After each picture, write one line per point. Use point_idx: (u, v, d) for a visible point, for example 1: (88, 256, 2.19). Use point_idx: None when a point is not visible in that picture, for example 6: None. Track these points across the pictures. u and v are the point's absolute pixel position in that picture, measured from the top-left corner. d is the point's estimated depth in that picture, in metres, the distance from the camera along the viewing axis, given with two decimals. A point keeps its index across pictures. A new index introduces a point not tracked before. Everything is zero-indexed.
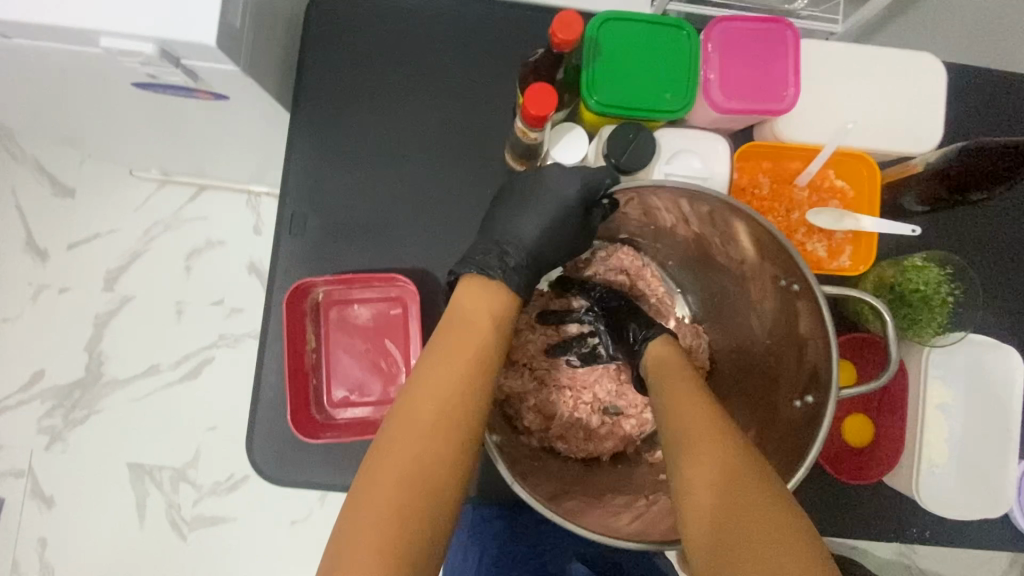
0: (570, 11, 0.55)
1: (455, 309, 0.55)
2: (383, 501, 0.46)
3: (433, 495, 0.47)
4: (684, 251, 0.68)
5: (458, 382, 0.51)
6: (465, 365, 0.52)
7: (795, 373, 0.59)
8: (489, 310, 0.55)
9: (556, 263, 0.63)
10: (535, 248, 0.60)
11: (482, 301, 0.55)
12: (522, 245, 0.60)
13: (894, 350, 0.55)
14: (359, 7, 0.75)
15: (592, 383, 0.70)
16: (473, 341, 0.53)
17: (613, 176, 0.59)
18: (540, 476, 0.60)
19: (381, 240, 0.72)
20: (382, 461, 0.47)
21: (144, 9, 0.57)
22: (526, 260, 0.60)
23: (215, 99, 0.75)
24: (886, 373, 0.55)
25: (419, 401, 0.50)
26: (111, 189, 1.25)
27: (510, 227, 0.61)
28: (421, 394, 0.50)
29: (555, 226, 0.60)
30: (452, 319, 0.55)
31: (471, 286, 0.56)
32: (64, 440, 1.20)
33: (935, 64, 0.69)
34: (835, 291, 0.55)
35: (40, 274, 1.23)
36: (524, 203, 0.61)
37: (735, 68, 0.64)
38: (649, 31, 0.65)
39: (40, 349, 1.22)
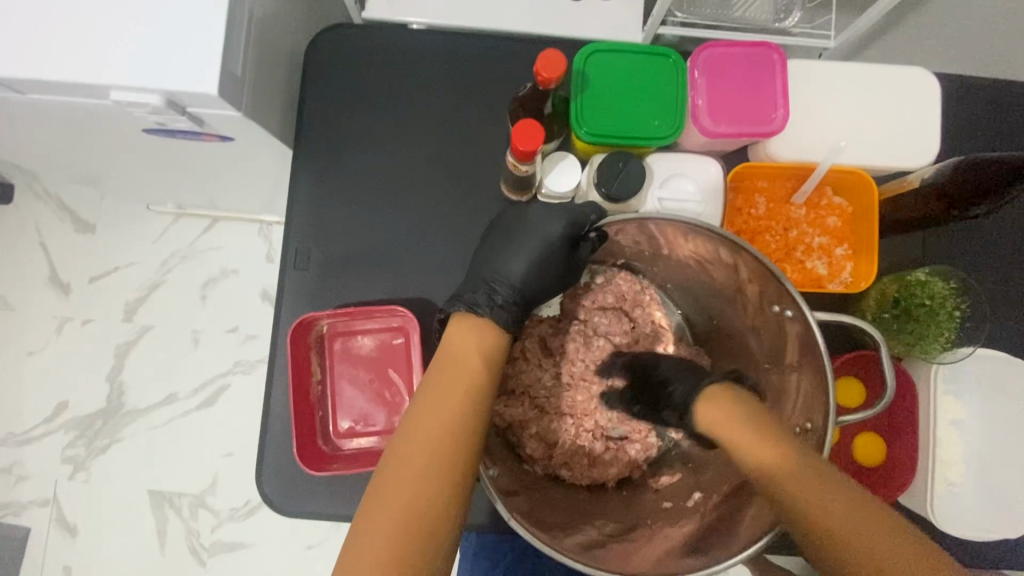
0: (553, 49, 0.56)
1: (446, 348, 0.56)
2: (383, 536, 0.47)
3: (426, 539, 0.47)
4: (682, 273, 0.67)
5: (455, 421, 0.51)
6: (460, 401, 0.52)
7: (794, 400, 0.59)
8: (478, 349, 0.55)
9: (545, 296, 0.64)
10: (525, 285, 0.61)
11: (472, 339, 0.56)
12: (510, 282, 0.61)
13: (890, 372, 0.55)
14: (357, 45, 0.77)
15: (593, 410, 0.69)
16: (463, 377, 0.53)
17: (597, 211, 0.62)
18: (538, 508, 0.59)
19: (382, 271, 0.74)
20: (379, 506, 0.48)
21: (154, 64, 0.61)
22: (516, 296, 0.61)
23: (221, 140, 0.78)
24: (885, 399, 0.54)
25: (414, 436, 0.51)
26: (129, 225, 1.29)
27: (501, 264, 0.62)
28: (416, 429, 0.51)
29: (546, 263, 0.61)
30: (444, 359, 0.55)
31: (460, 325, 0.57)
32: (88, 469, 1.23)
33: (929, 77, 0.69)
34: (828, 317, 0.55)
35: (64, 307, 1.27)
36: (512, 241, 0.63)
37: (722, 93, 0.65)
38: (636, 61, 0.66)
39: (64, 381, 1.26)
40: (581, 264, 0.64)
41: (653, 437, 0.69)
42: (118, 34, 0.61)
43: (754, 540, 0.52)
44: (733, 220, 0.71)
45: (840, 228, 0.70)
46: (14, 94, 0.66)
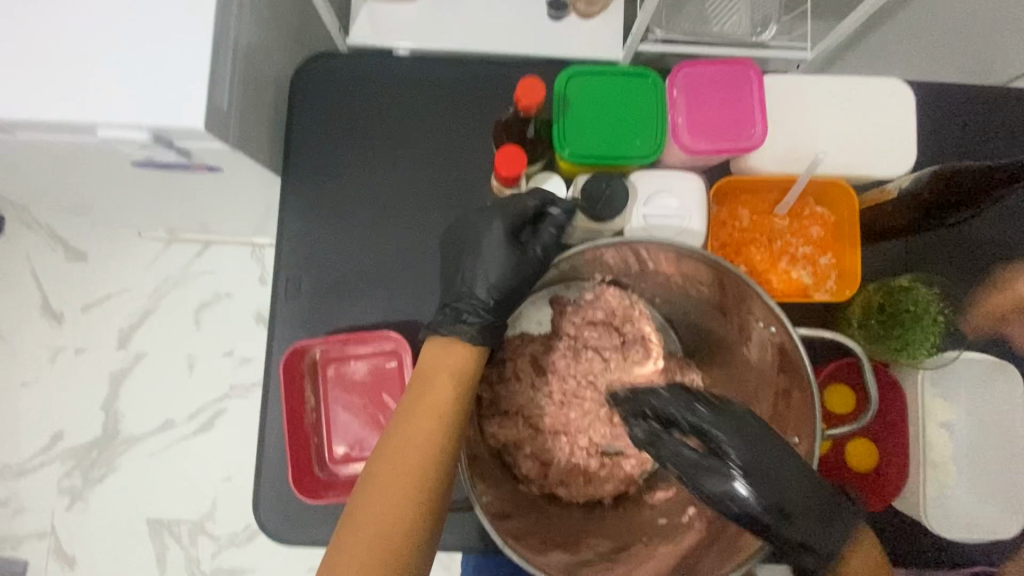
0: (531, 77, 0.57)
1: (421, 369, 0.59)
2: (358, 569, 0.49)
3: (396, 555, 0.51)
4: (669, 290, 0.68)
5: (425, 440, 0.55)
6: (430, 422, 0.55)
7: (783, 415, 0.60)
8: (451, 373, 0.58)
9: (523, 281, 0.63)
10: (490, 293, 0.62)
11: (442, 359, 0.59)
12: (477, 284, 0.63)
13: (874, 388, 0.56)
14: (342, 72, 0.78)
15: (586, 427, 0.68)
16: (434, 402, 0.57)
17: (534, 196, 0.62)
18: (529, 530, 0.60)
19: (373, 295, 0.75)
20: (354, 521, 0.52)
21: (140, 102, 0.61)
22: (483, 308, 0.62)
23: (210, 170, 0.78)
24: (868, 413, 0.56)
25: (386, 460, 0.54)
26: (122, 252, 1.29)
27: (463, 273, 0.64)
28: (389, 453, 0.54)
29: (508, 268, 0.62)
30: (418, 379, 0.59)
31: (434, 347, 0.61)
32: (85, 499, 1.22)
33: (902, 87, 0.71)
34: (811, 334, 0.56)
35: (57, 336, 1.27)
36: (466, 248, 0.64)
37: (701, 111, 0.65)
38: (616, 82, 0.67)
39: (59, 411, 1.25)
40: (557, 265, 0.64)
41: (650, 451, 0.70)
42: (104, 73, 0.61)
43: (750, 555, 0.54)
44: (718, 233, 0.71)
45: (823, 237, 0.71)
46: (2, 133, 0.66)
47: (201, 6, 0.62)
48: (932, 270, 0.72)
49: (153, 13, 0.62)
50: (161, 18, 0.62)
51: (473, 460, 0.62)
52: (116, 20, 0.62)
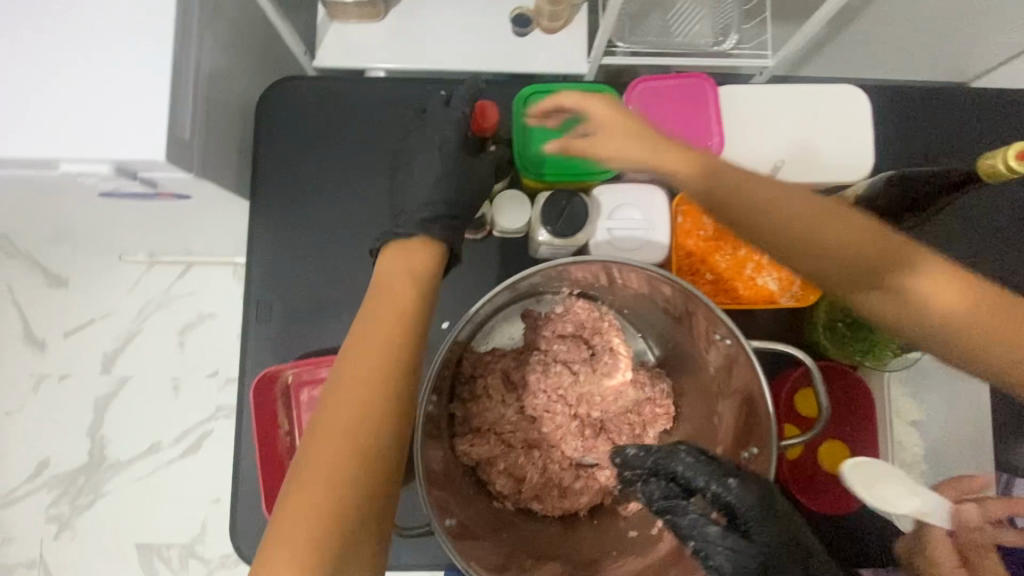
0: (483, 101, 0.63)
1: (382, 274, 0.63)
2: (333, 456, 0.50)
3: (372, 431, 0.53)
4: (636, 301, 0.68)
5: (393, 329, 0.58)
6: (397, 314, 0.59)
7: (742, 426, 0.61)
8: (407, 277, 0.62)
9: (466, 181, 0.69)
10: (439, 190, 0.68)
11: (406, 260, 0.64)
12: (423, 186, 0.68)
13: (825, 397, 0.58)
14: (308, 95, 0.79)
15: (559, 441, 0.68)
16: (392, 304, 0.60)
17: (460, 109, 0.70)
18: (500, 549, 0.60)
19: (345, 315, 0.75)
20: (330, 403, 0.53)
21: (100, 135, 0.62)
22: (433, 207, 0.67)
23: (179, 197, 0.78)
24: (820, 422, 0.59)
25: (358, 349, 0.57)
26: (102, 276, 1.29)
27: (409, 184, 0.70)
28: (359, 344, 0.57)
29: (451, 166, 0.69)
30: (382, 282, 0.62)
31: (396, 249, 0.65)
32: (73, 527, 1.22)
33: (857, 94, 0.72)
34: (764, 345, 0.58)
35: (40, 364, 1.26)
36: (411, 165, 0.71)
37: (658, 125, 0.67)
38: (576, 99, 0.69)
39: (44, 439, 1.24)
40: (522, 285, 0.65)
41: None
42: (63, 108, 0.62)
43: None
44: (684, 243, 0.72)
45: None
46: None
47: (158, 37, 0.62)
48: None
49: (111, 45, 0.62)
50: (119, 50, 0.62)
51: (443, 480, 0.62)
52: (74, 54, 0.62)
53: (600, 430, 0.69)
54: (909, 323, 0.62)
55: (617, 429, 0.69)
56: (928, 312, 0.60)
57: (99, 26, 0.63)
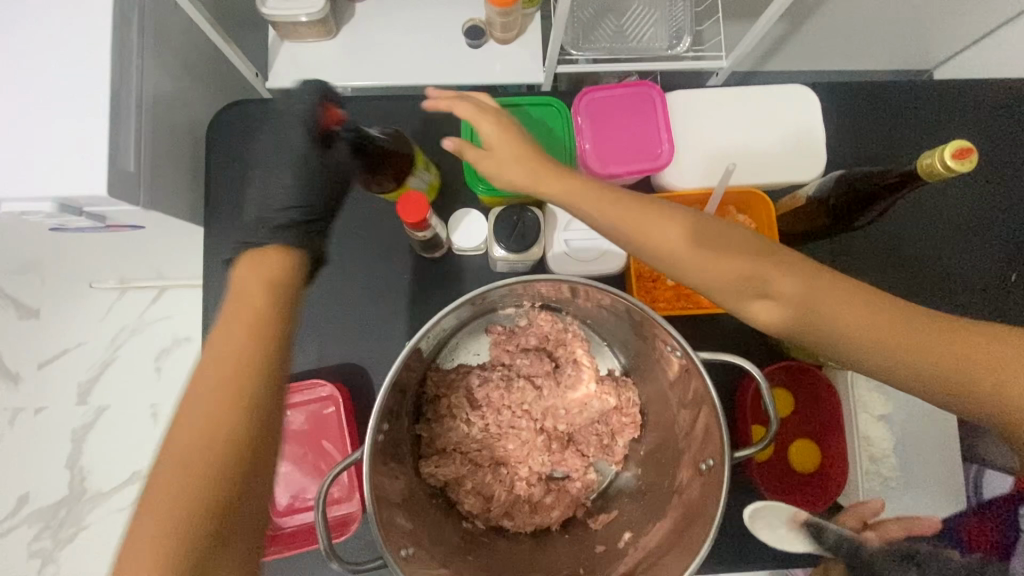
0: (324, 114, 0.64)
1: (254, 262, 0.57)
2: (193, 454, 0.47)
3: (224, 429, 0.48)
4: (598, 312, 0.68)
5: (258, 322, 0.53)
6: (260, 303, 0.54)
7: (699, 435, 0.61)
8: (272, 280, 0.56)
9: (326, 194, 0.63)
10: (292, 192, 0.61)
11: (269, 256, 0.58)
12: (274, 201, 0.61)
13: (772, 402, 0.57)
14: (259, 117, 0.78)
15: (526, 457, 0.68)
16: (250, 310, 0.53)
17: (298, 99, 0.64)
18: (465, 569, 0.60)
19: (307, 339, 0.74)
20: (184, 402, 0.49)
21: (38, 172, 0.60)
22: (295, 212, 0.61)
23: (134, 227, 0.77)
24: (773, 429, 0.59)
25: (216, 343, 0.52)
26: (73, 306, 1.27)
27: (269, 190, 0.63)
28: (220, 335, 0.52)
29: (299, 174, 0.62)
30: (254, 265, 0.57)
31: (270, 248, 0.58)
32: (56, 562, 1.20)
33: (806, 94, 0.72)
34: (713, 357, 0.58)
35: (14, 398, 1.24)
36: (267, 167, 0.64)
37: (607, 136, 0.66)
38: (523, 114, 0.68)
39: (21, 474, 1.22)
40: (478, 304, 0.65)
41: (593, 473, 0.69)
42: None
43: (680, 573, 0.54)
44: None
45: None
46: None
47: (94, 69, 0.61)
48: (852, 270, 0.74)
49: (46, 80, 0.61)
50: (53, 85, 0.61)
51: (408, 505, 0.61)
52: (8, 91, 0.61)
53: (568, 442, 0.69)
54: (902, 367, 0.51)
55: (585, 441, 0.69)
56: (921, 350, 0.50)
57: (33, 61, 0.61)
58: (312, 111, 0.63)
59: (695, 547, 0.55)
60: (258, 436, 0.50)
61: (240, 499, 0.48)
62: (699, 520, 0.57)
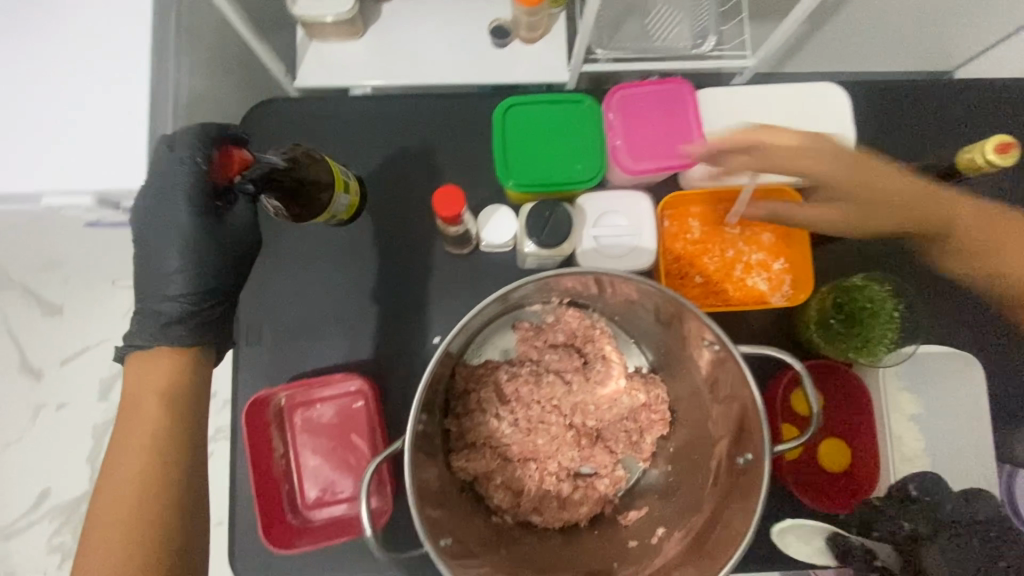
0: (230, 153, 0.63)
1: (140, 369, 0.65)
2: (124, 541, 0.57)
3: (150, 516, 0.58)
4: (627, 309, 0.68)
5: (148, 424, 0.61)
6: (156, 403, 0.62)
7: (734, 430, 0.61)
8: (155, 387, 0.63)
9: (210, 273, 0.67)
10: (187, 270, 0.66)
11: (158, 360, 0.65)
12: (183, 282, 0.66)
13: (814, 395, 0.57)
14: (289, 116, 0.79)
15: (555, 453, 0.68)
16: (150, 412, 0.62)
17: (195, 158, 0.63)
18: (497, 561, 0.60)
19: (336, 335, 0.75)
20: (113, 494, 0.59)
21: (80, 167, 0.61)
22: (183, 297, 0.66)
23: None
24: (814, 424, 0.58)
25: (129, 442, 0.61)
26: (96, 302, 1.29)
27: (166, 270, 0.66)
28: (129, 435, 0.61)
29: (189, 256, 0.66)
30: (149, 364, 0.65)
31: (144, 355, 0.65)
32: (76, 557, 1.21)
33: (837, 93, 0.72)
34: (752, 351, 0.57)
35: (38, 393, 1.26)
36: (165, 239, 0.65)
37: (639, 132, 0.67)
38: (553, 109, 0.68)
39: (43, 469, 1.24)
40: (510, 299, 0.65)
41: (621, 470, 0.69)
42: (42, 142, 0.62)
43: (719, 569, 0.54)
44: (672, 246, 0.71)
45: (774, 243, 0.71)
46: None
47: (135, 66, 0.62)
48: (881, 268, 0.73)
49: (89, 77, 0.62)
50: (97, 82, 0.62)
51: (441, 498, 0.62)
52: (53, 87, 0.62)
53: (596, 439, 0.69)
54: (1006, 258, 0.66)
55: (613, 437, 0.69)
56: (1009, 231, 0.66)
57: (75, 58, 0.63)
58: (197, 174, 0.63)
59: (737, 542, 0.55)
60: (187, 497, 0.61)
61: (189, 551, 0.60)
62: (738, 518, 0.57)
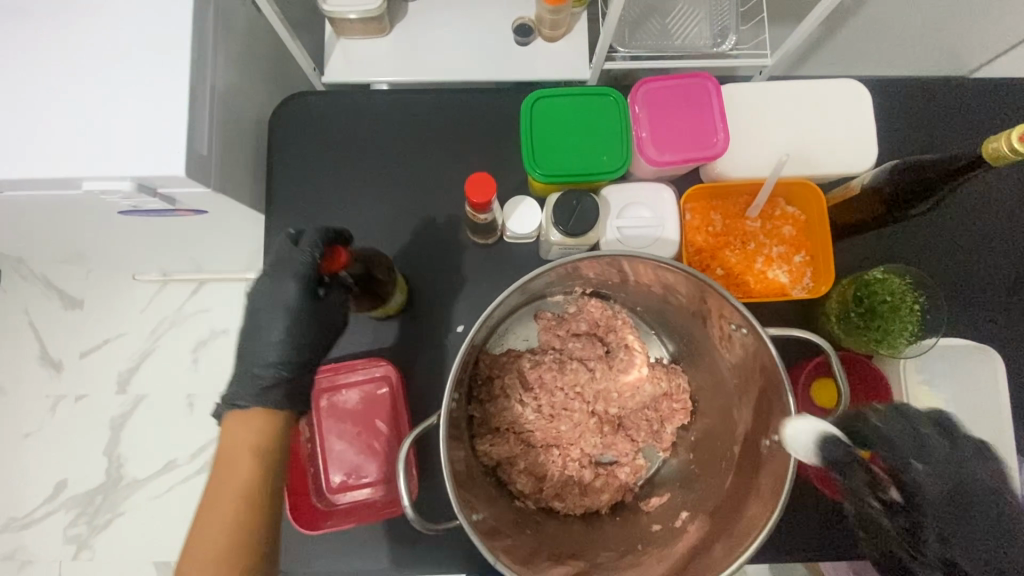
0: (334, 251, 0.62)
1: (233, 432, 0.63)
2: None
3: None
4: (648, 298, 0.69)
5: (244, 487, 0.61)
6: (255, 468, 0.62)
7: (760, 415, 0.61)
8: (254, 449, 0.62)
9: (310, 348, 0.66)
10: (285, 347, 0.66)
11: (253, 423, 0.64)
12: (283, 348, 0.66)
13: (843, 379, 0.58)
14: (317, 110, 0.81)
15: (577, 439, 0.69)
16: (245, 476, 0.61)
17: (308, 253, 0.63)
18: (523, 541, 0.61)
19: (360, 323, 0.76)
20: (205, 548, 0.60)
21: (122, 153, 0.63)
22: (280, 367, 0.65)
23: (196, 213, 0.80)
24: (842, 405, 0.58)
25: (223, 502, 0.61)
26: (116, 296, 1.31)
27: (269, 340, 0.66)
28: (223, 494, 0.61)
29: (293, 330, 0.65)
30: (245, 424, 0.64)
31: (240, 416, 0.64)
32: (91, 548, 1.22)
33: (858, 89, 0.73)
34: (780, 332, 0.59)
35: (57, 385, 1.28)
36: (272, 314, 0.66)
37: (664, 124, 0.68)
38: (580, 102, 0.70)
39: (61, 460, 1.25)
40: (536, 286, 0.66)
41: (642, 459, 0.70)
42: (85, 130, 0.64)
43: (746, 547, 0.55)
44: (694, 238, 0.72)
45: (795, 236, 0.72)
46: None
47: (176, 56, 0.64)
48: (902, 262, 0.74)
49: (130, 67, 0.64)
50: (140, 72, 0.64)
51: (467, 479, 0.62)
52: (96, 77, 0.64)
53: (618, 427, 0.70)
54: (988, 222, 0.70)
55: (635, 426, 0.70)
56: None
57: (117, 49, 0.65)
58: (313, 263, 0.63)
59: (760, 524, 0.56)
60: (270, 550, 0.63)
61: None
62: (769, 503, 0.56)
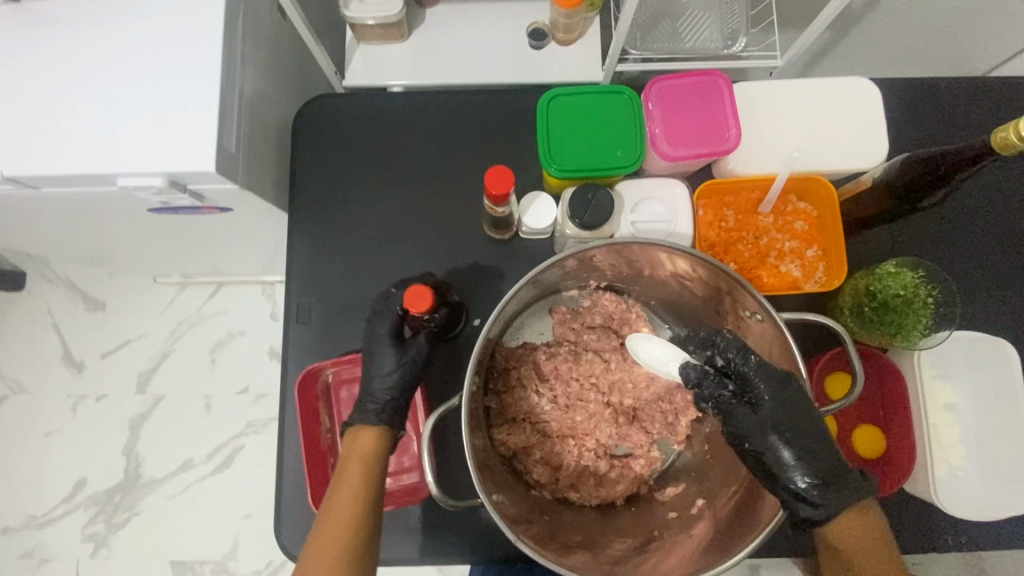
0: (416, 290, 0.62)
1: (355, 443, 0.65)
2: None
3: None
4: (663, 290, 0.71)
5: (364, 492, 0.62)
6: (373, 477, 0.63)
7: None
8: (368, 459, 0.64)
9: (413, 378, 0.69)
10: (400, 380, 0.68)
11: (373, 437, 0.66)
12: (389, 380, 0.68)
13: (859, 365, 0.60)
14: (339, 112, 0.83)
15: (594, 430, 0.70)
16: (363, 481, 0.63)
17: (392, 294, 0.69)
18: (540, 527, 0.62)
19: None
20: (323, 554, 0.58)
21: (155, 150, 0.66)
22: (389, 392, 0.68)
23: (221, 211, 0.83)
24: (857, 387, 0.60)
25: (344, 506, 0.61)
26: (137, 298, 1.34)
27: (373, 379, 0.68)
28: (344, 499, 0.61)
29: (397, 362, 0.68)
30: (362, 439, 0.66)
31: (363, 433, 0.66)
32: (109, 546, 1.24)
33: (867, 85, 0.74)
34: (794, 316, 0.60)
35: (78, 385, 1.31)
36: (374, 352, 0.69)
37: (677, 121, 0.70)
38: (595, 100, 0.72)
39: (81, 459, 1.28)
40: (552, 278, 0.68)
41: (657, 451, 0.71)
42: (120, 129, 0.67)
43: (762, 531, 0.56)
44: (706, 234, 0.73)
45: (807, 231, 0.73)
46: (28, 190, 0.71)
47: (208, 59, 0.67)
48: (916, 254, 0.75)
49: (164, 70, 0.68)
50: (174, 73, 0.67)
51: (486, 465, 0.64)
52: (132, 79, 0.67)
53: (633, 418, 0.71)
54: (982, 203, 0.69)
55: (650, 418, 0.71)
56: None
57: (152, 52, 0.68)
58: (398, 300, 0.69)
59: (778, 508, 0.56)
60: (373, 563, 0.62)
61: None
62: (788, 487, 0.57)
